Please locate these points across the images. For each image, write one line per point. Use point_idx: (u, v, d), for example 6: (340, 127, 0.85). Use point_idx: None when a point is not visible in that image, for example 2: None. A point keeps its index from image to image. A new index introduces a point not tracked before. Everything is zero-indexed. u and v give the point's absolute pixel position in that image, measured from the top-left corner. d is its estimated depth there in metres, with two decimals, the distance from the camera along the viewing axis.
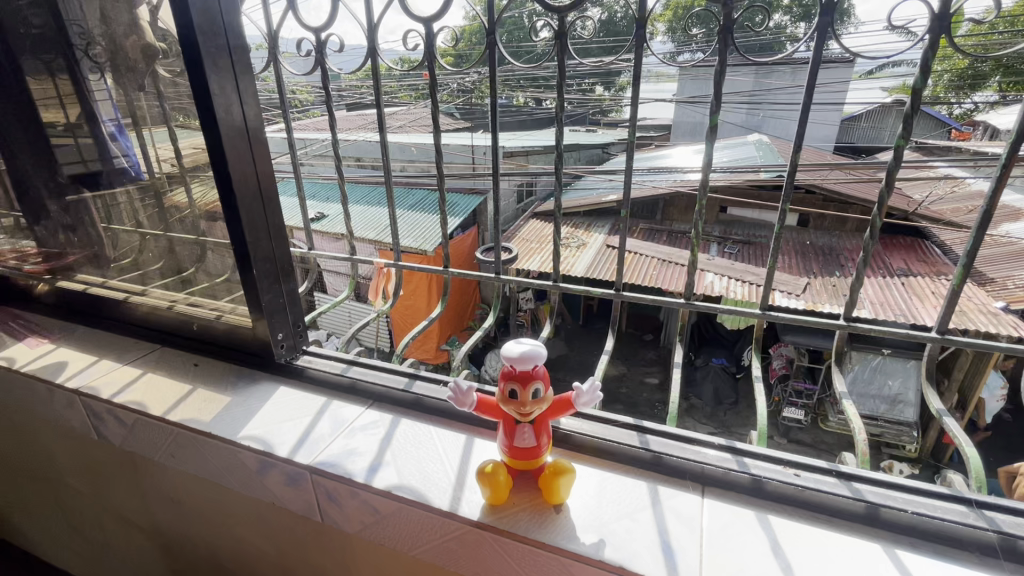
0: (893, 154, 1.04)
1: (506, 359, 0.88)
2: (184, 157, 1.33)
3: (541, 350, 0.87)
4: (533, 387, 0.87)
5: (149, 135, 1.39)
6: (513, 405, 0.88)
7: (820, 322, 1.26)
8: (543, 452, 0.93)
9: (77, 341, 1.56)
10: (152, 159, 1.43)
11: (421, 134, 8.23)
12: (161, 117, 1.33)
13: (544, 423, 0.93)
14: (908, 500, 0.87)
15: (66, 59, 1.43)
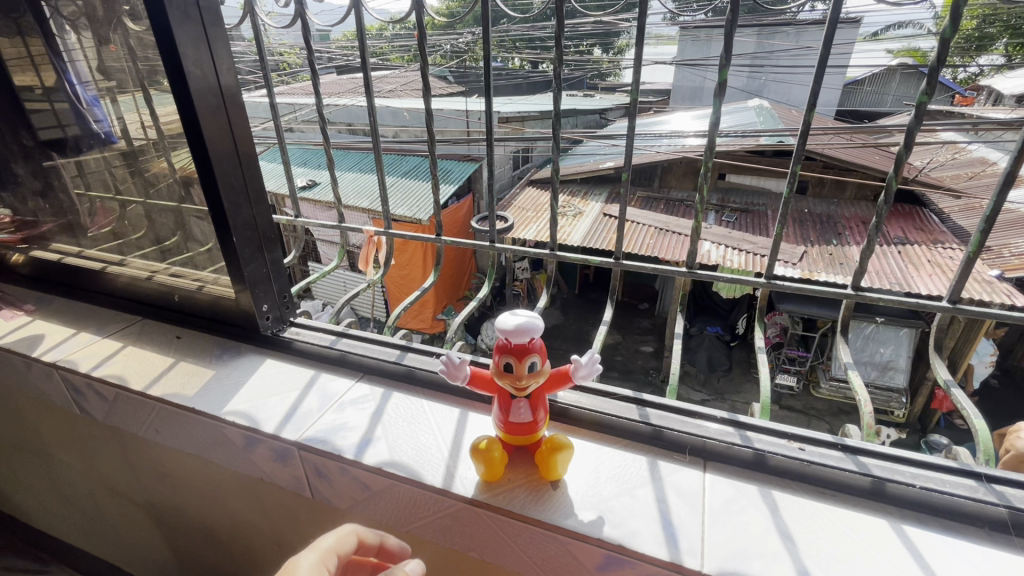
0: (913, 114, 0.97)
1: (501, 332, 0.83)
2: (154, 119, 1.23)
3: (538, 322, 0.82)
4: (529, 360, 0.82)
5: (116, 96, 1.29)
6: (509, 380, 0.84)
7: (827, 291, 1.21)
8: (540, 427, 0.89)
9: (55, 313, 1.50)
10: (122, 122, 1.32)
11: (413, 98, 7.97)
12: (134, 81, 1.21)
13: (540, 398, 0.88)
14: (915, 473, 0.85)
15: (34, 17, 1.30)
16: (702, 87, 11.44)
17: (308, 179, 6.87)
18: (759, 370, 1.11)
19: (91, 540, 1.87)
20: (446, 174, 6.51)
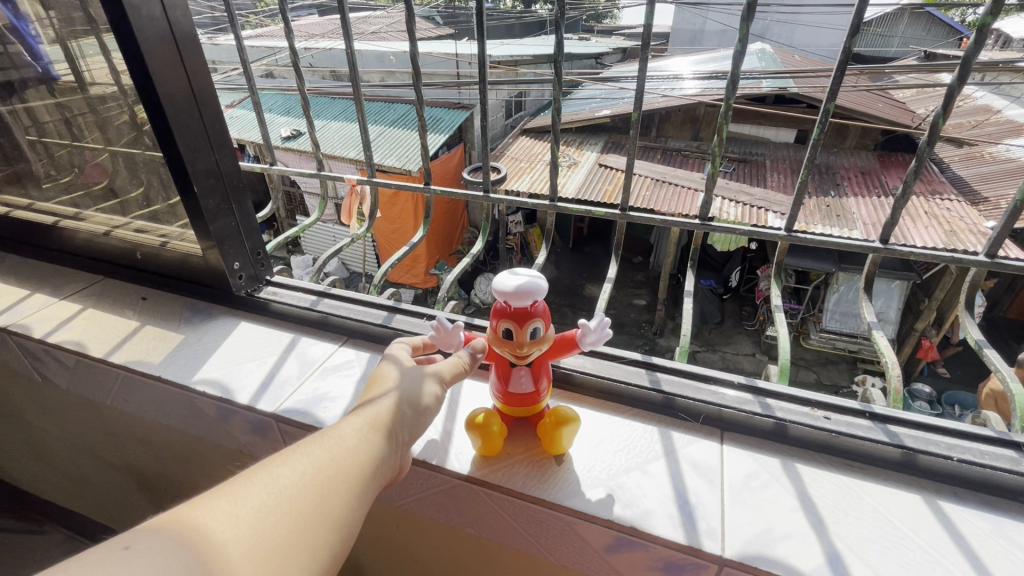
0: (974, 38, 0.84)
1: (499, 295, 0.72)
2: (92, 53, 1.05)
3: (541, 284, 0.71)
4: (532, 326, 0.72)
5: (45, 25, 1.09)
6: (508, 347, 0.74)
7: (853, 245, 1.11)
8: (542, 396, 0.81)
9: (11, 274, 1.38)
10: (56, 57, 1.13)
11: (398, 40, 7.48)
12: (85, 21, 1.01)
13: (543, 365, 0.80)
14: (951, 444, 0.77)
15: None
16: (703, 30, 10.87)
17: (291, 128, 6.53)
18: (777, 331, 1.03)
19: (76, 501, 1.81)
20: (436, 123, 6.19)
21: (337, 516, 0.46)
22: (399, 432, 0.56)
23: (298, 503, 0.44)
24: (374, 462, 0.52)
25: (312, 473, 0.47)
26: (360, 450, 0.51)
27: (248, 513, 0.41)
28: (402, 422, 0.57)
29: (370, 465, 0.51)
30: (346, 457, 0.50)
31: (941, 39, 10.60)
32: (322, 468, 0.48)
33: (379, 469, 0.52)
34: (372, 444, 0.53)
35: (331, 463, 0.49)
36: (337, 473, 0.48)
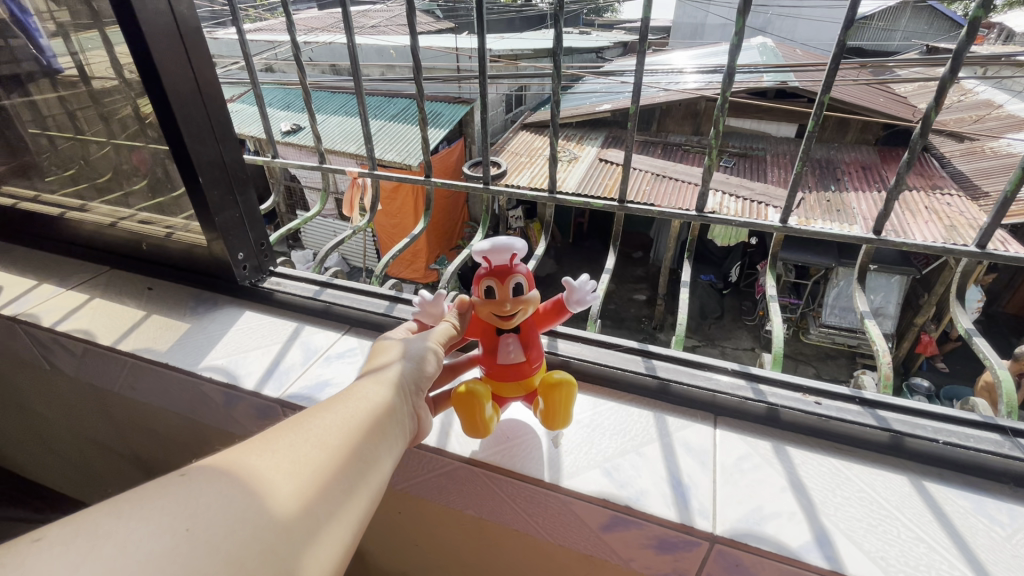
0: (965, 35, 0.86)
1: (478, 255, 0.74)
2: (105, 50, 1.05)
3: (521, 240, 0.73)
4: (514, 281, 0.73)
5: (60, 24, 1.10)
6: (492, 307, 0.74)
7: (847, 237, 1.13)
8: (532, 367, 0.80)
9: (19, 265, 1.41)
10: (68, 55, 1.14)
11: (398, 34, 7.45)
12: (89, 16, 1.03)
13: (529, 334, 0.80)
14: (936, 428, 0.80)
15: None
16: (704, 24, 10.81)
17: (291, 123, 6.54)
18: (771, 319, 1.05)
19: (80, 489, 1.83)
20: (436, 117, 6.20)
21: (362, 458, 0.46)
22: (410, 384, 0.57)
23: (323, 447, 0.44)
24: (394, 409, 0.52)
25: (333, 421, 0.47)
26: (378, 400, 0.52)
27: (272, 456, 0.42)
28: (410, 376, 0.58)
29: (387, 411, 0.52)
30: (362, 406, 0.50)
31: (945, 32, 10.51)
32: (345, 417, 0.48)
33: (399, 417, 0.53)
34: (386, 395, 0.53)
35: (347, 413, 0.49)
36: (359, 421, 0.48)
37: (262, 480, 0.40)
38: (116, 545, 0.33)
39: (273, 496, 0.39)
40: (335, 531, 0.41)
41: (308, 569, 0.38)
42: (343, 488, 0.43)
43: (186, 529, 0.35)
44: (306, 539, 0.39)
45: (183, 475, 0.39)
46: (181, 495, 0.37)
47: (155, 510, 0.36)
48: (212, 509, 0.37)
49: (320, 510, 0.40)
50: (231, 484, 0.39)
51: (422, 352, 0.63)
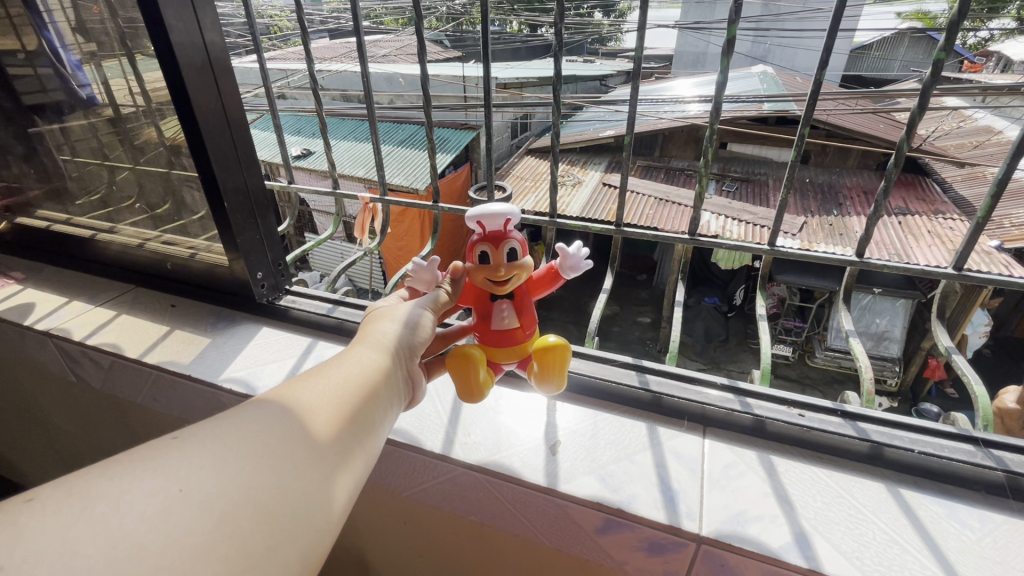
0: (929, 73, 0.93)
1: (474, 218, 0.72)
2: (145, 87, 1.15)
3: (516, 207, 0.73)
4: (509, 247, 0.73)
5: (102, 63, 1.19)
6: (486, 273, 0.74)
7: (832, 260, 1.19)
8: (525, 330, 0.81)
9: (49, 283, 1.50)
10: (107, 88, 1.24)
11: (408, 64, 7.71)
12: (119, 43, 1.13)
13: (521, 299, 0.81)
14: (913, 439, 0.85)
15: None
16: (706, 53, 11.08)
17: (302, 148, 6.75)
18: (760, 337, 1.10)
19: None
20: (443, 143, 6.38)
21: (356, 423, 0.48)
22: (404, 349, 0.58)
23: (316, 413, 0.46)
24: (386, 373, 0.54)
25: (324, 385, 0.49)
26: (373, 367, 0.53)
27: (263, 423, 0.43)
28: (404, 342, 0.59)
29: (380, 376, 0.53)
30: (354, 371, 0.51)
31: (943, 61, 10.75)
32: (339, 383, 0.50)
33: (392, 382, 0.54)
34: (379, 360, 0.54)
35: (338, 378, 0.50)
36: (353, 389, 0.50)
37: (255, 445, 0.41)
38: (109, 504, 0.36)
39: (263, 459, 0.41)
40: (327, 489, 0.43)
41: (303, 530, 0.40)
42: (340, 452, 0.45)
43: (176, 488, 0.37)
44: (302, 502, 0.41)
45: (174, 440, 0.40)
46: (170, 458, 0.39)
47: (146, 471, 0.38)
48: (202, 470, 0.38)
49: (310, 470, 0.42)
50: (220, 448, 0.40)
51: (420, 321, 0.63)
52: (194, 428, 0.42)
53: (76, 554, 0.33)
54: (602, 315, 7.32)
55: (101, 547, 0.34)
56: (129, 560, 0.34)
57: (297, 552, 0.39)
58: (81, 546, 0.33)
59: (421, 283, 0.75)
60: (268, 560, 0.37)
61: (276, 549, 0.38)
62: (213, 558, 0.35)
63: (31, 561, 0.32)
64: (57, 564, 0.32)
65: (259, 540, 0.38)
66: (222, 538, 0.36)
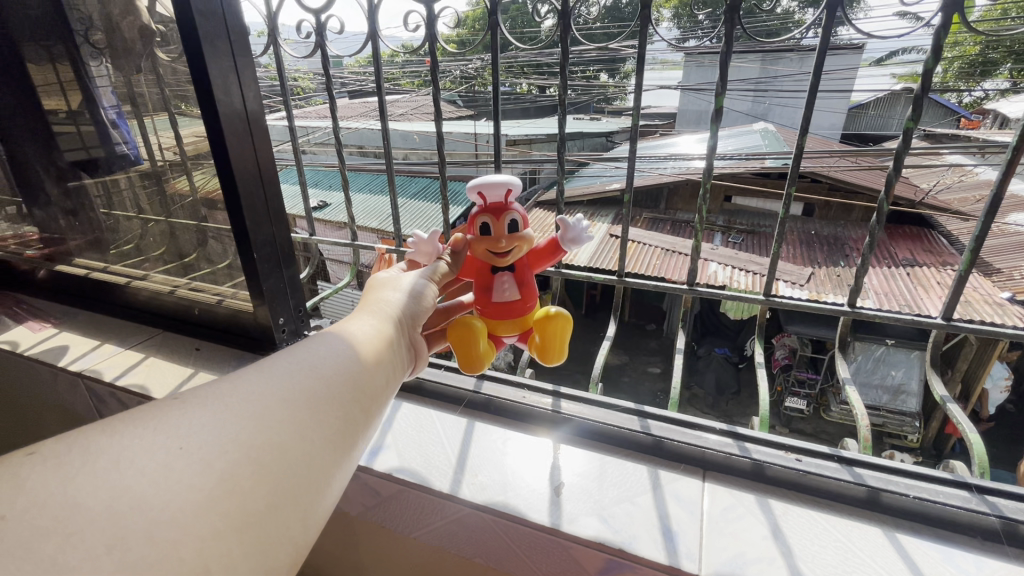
0: (902, 138, 1.01)
1: (478, 190, 0.83)
2: (185, 144, 1.27)
3: (516, 179, 0.82)
4: (509, 218, 0.84)
5: (149, 123, 1.32)
6: (487, 244, 0.84)
7: (826, 309, 1.25)
8: (523, 302, 0.91)
9: (82, 327, 1.59)
10: (153, 146, 1.36)
11: (423, 123, 8.13)
12: (161, 102, 1.26)
13: (522, 273, 0.91)
14: (910, 484, 0.87)
15: (67, 46, 1.32)
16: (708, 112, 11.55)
17: (320, 200, 7.05)
18: (758, 385, 1.14)
19: None
20: (455, 196, 6.65)
21: (358, 387, 0.51)
22: (404, 318, 0.63)
23: (320, 378, 0.50)
24: (386, 341, 0.58)
25: (326, 353, 0.52)
26: (377, 335, 0.57)
27: (268, 387, 0.47)
28: (404, 312, 0.63)
29: (381, 344, 0.57)
30: (356, 339, 0.55)
31: (939, 118, 11.16)
32: (343, 350, 0.54)
33: (392, 350, 0.58)
34: (383, 328, 0.58)
35: (339, 347, 0.54)
36: (355, 356, 0.54)
37: (257, 409, 0.44)
38: (109, 460, 0.38)
39: (264, 420, 0.44)
40: (325, 451, 0.45)
41: (305, 487, 0.43)
42: (341, 415, 0.49)
43: (176, 445, 0.39)
44: (303, 463, 0.43)
45: (179, 402, 0.43)
46: (171, 417, 0.41)
47: (146, 430, 0.40)
48: (203, 430, 0.41)
49: (310, 431, 0.45)
50: (221, 410, 0.43)
51: (421, 290, 0.69)
52: (197, 391, 0.45)
53: (76, 506, 0.35)
54: (611, 365, 7.29)
55: (101, 499, 0.36)
56: (129, 513, 0.36)
57: (296, 508, 0.42)
58: (82, 498, 0.36)
59: (422, 256, 0.83)
60: (268, 514, 0.40)
61: (276, 505, 0.41)
62: (213, 512, 0.38)
63: (32, 510, 0.35)
64: (57, 514, 0.35)
65: (258, 497, 0.40)
66: (223, 495, 0.39)
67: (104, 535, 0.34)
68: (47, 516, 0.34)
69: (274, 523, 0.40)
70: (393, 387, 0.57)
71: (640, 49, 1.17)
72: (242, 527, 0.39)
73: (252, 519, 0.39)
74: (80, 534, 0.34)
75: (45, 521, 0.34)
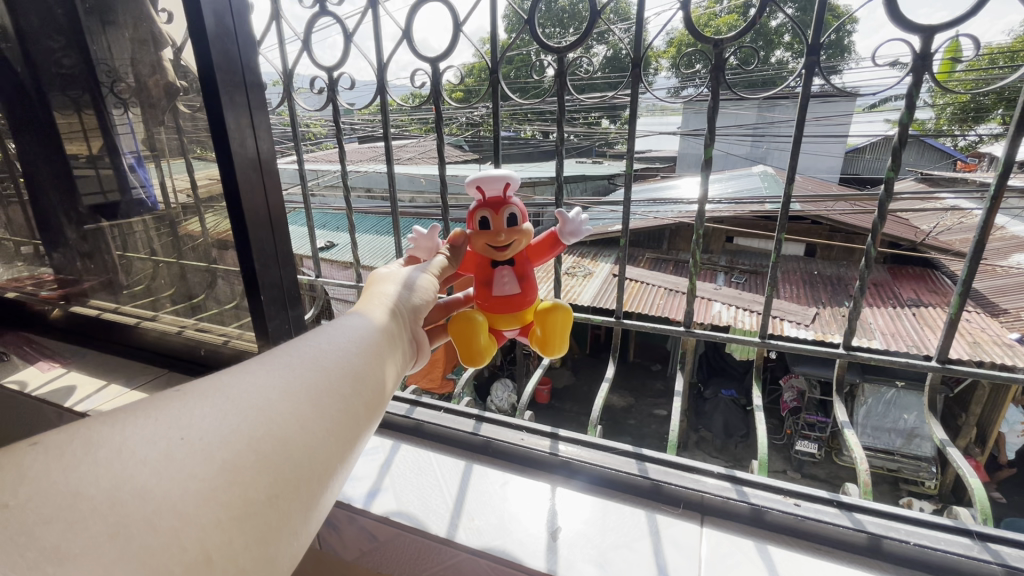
0: (885, 186, 1.05)
1: (477, 184, 0.87)
2: (199, 187, 1.34)
3: (514, 173, 0.86)
4: (509, 211, 0.87)
5: (167, 167, 1.40)
6: (487, 238, 0.88)
7: (823, 351, 1.25)
8: (524, 293, 0.94)
9: (90, 367, 1.62)
10: (169, 190, 1.43)
11: (429, 166, 8.39)
12: (179, 148, 1.34)
13: (522, 269, 0.94)
14: (910, 531, 0.86)
15: (92, 96, 1.40)
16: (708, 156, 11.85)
17: (327, 241, 7.19)
18: (756, 428, 1.14)
19: None
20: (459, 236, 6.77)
21: (358, 380, 0.52)
22: (403, 311, 0.65)
23: (321, 370, 0.50)
24: (384, 336, 0.59)
25: (327, 347, 0.53)
26: (376, 328, 0.59)
27: (269, 378, 0.47)
28: (403, 306, 0.65)
29: (379, 340, 0.58)
30: (356, 333, 0.57)
31: (935, 161, 11.40)
32: (344, 342, 0.55)
33: (390, 345, 0.59)
34: (382, 322, 0.60)
35: (340, 341, 0.55)
36: (356, 347, 0.55)
37: (259, 397, 0.45)
38: (111, 449, 0.38)
39: (265, 411, 0.44)
40: (326, 443, 0.46)
41: (305, 476, 0.43)
42: (342, 406, 0.49)
43: (178, 436, 0.39)
44: (303, 452, 0.44)
45: (181, 394, 0.43)
46: (173, 409, 0.41)
47: (149, 420, 0.40)
48: (204, 422, 0.41)
49: (311, 422, 0.45)
50: (221, 402, 0.43)
51: (419, 282, 0.70)
52: (199, 384, 0.45)
53: (79, 496, 0.35)
54: (616, 407, 7.18)
55: (105, 489, 0.36)
56: (133, 502, 0.36)
57: (297, 498, 0.42)
58: (85, 488, 0.36)
59: (422, 251, 0.85)
60: (269, 505, 0.40)
61: (277, 496, 0.41)
62: (215, 501, 0.38)
63: (36, 498, 0.35)
64: (59, 504, 0.35)
65: (261, 487, 0.41)
66: (225, 485, 0.39)
67: (108, 523, 0.35)
68: (50, 505, 0.34)
69: (275, 512, 0.41)
70: (393, 380, 0.58)
71: (631, 101, 1.24)
72: (244, 517, 0.39)
73: (254, 509, 0.40)
74: (85, 521, 0.34)
75: (50, 508, 0.34)
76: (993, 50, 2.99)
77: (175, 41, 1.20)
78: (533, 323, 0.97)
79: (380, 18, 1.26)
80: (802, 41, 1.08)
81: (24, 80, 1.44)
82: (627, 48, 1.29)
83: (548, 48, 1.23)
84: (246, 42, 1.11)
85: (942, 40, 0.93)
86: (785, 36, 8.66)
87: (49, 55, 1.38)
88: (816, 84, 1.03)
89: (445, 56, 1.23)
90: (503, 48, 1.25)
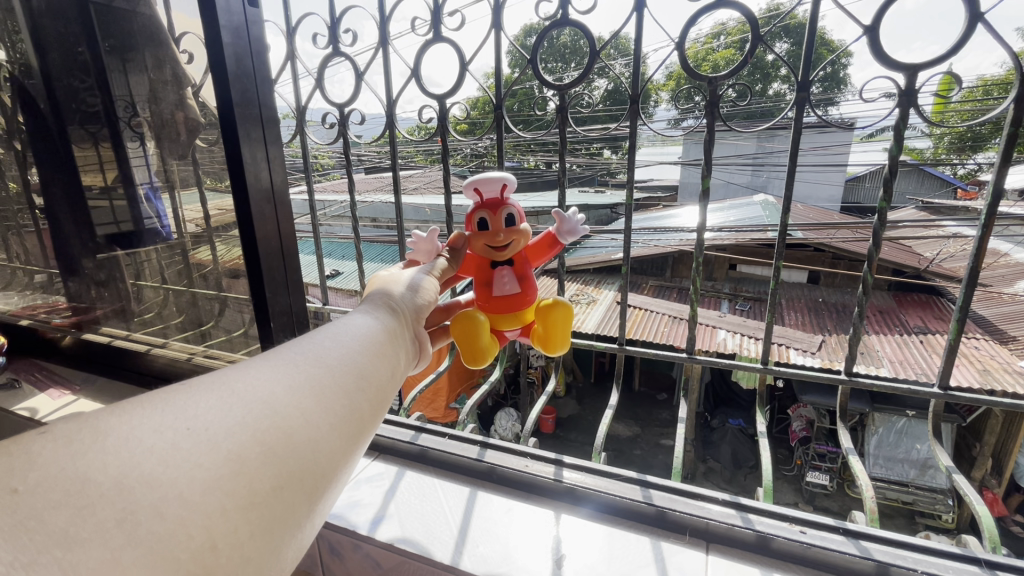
0: (878, 215, 1.07)
1: (474, 187, 0.90)
2: (211, 218, 1.40)
3: (511, 175, 0.89)
4: (506, 212, 0.90)
5: (181, 197, 1.45)
6: (486, 238, 0.91)
7: (825, 377, 1.25)
8: (524, 293, 0.97)
9: (98, 393, 1.65)
10: (181, 221, 1.49)
11: (434, 196, 8.55)
12: (193, 180, 1.39)
13: (522, 270, 0.97)
14: (919, 559, 0.86)
15: (110, 130, 1.46)
16: None
17: (333, 269, 7.29)
18: (761, 453, 1.14)
19: None
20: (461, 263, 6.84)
21: (362, 377, 0.51)
22: (409, 312, 0.65)
23: (326, 366, 0.50)
24: (388, 335, 0.59)
25: (332, 345, 0.52)
26: (380, 330, 0.58)
27: (273, 372, 0.46)
28: (404, 305, 0.65)
29: (382, 338, 0.57)
30: (362, 332, 0.56)
31: (936, 189, 11.46)
32: (348, 340, 0.54)
33: (393, 344, 0.58)
34: (385, 323, 0.60)
35: (344, 339, 0.54)
36: (359, 347, 0.54)
37: (263, 391, 0.44)
38: (117, 437, 0.36)
39: (269, 404, 0.43)
40: (332, 438, 0.45)
41: (306, 472, 0.42)
42: (347, 400, 0.48)
43: (183, 427, 0.38)
44: (305, 446, 0.43)
45: (185, 387, 0.42)
46: (177, 401, 0.40)
47: (154, 410, 0.39)
48: (209, 413, 0.40)
49: (314, 415, 0.44)
50: (224, 394, 0.42)
51: (422, 285, 0.71)
52: (202, 377, 0.44)
53: (87, 482, 0.34)
54: (622, 437, 7.08)
55: (112, 477, 0.34)
56: (142, 489, 0.35)
57: (301, 491, 0.41)
58: (92, 474, 0.34)
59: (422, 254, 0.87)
60: (273, 497, 0.40)
61: (281, 488, 0.40)
62: (219, 490, 0.37)
63: (46, 484, 0.33)
64: (66, 490, 0.33)
65: (263, 482, 0.39)
66: (231, 474, 0.38)
67: (116, 509, 0.33)
68: (59, 491, 0.33)
69: (280, 504, 0.40)
70: (397, 382, 0.57)
71: (631, 132, 1.29)
72: (247, 507, 0.38)
73: (259, 499, 0.39)
74: (93, 508, 0.33)
75: (59, 493, 0.33)
76: (985, 81, 3.07)
77: (197, 80, 1.26)
78: (534, 322, 1.00)
79: (390, 57, 1.33)
80: (794, 75, 1.12)
81: (48, 116, 1.52)
82: (625, 83, 1.33)
83: (549, 84, 1.28)
84: (263, 79, 1.17)
85: (925, 78, 0.97)
86: (781, 70, 8.90)
87: (73, 94, 1.45)
88: (807, 119, 1.07)
89: (451, 93, 1.30)
90: (506, 87, 1.31)
